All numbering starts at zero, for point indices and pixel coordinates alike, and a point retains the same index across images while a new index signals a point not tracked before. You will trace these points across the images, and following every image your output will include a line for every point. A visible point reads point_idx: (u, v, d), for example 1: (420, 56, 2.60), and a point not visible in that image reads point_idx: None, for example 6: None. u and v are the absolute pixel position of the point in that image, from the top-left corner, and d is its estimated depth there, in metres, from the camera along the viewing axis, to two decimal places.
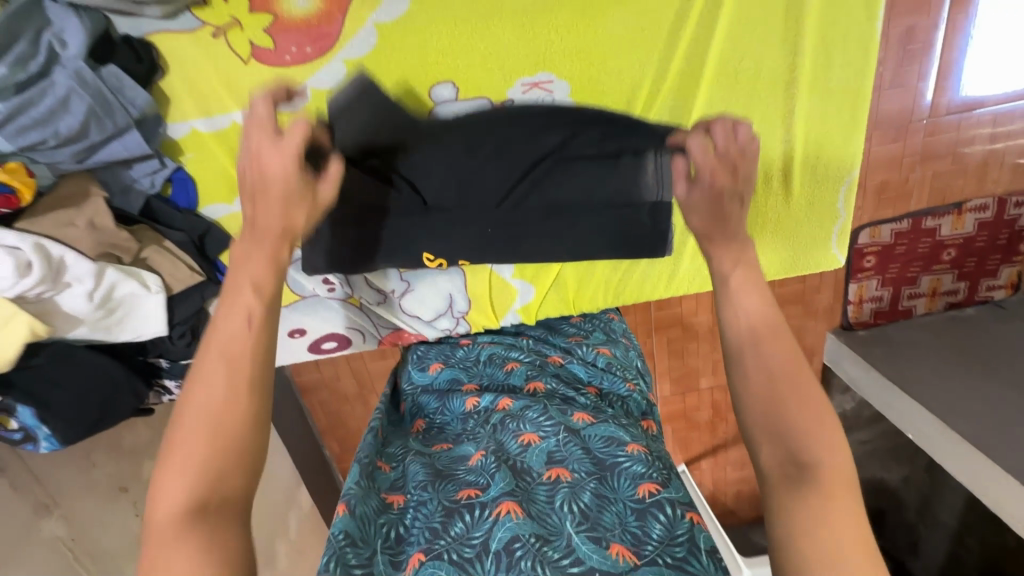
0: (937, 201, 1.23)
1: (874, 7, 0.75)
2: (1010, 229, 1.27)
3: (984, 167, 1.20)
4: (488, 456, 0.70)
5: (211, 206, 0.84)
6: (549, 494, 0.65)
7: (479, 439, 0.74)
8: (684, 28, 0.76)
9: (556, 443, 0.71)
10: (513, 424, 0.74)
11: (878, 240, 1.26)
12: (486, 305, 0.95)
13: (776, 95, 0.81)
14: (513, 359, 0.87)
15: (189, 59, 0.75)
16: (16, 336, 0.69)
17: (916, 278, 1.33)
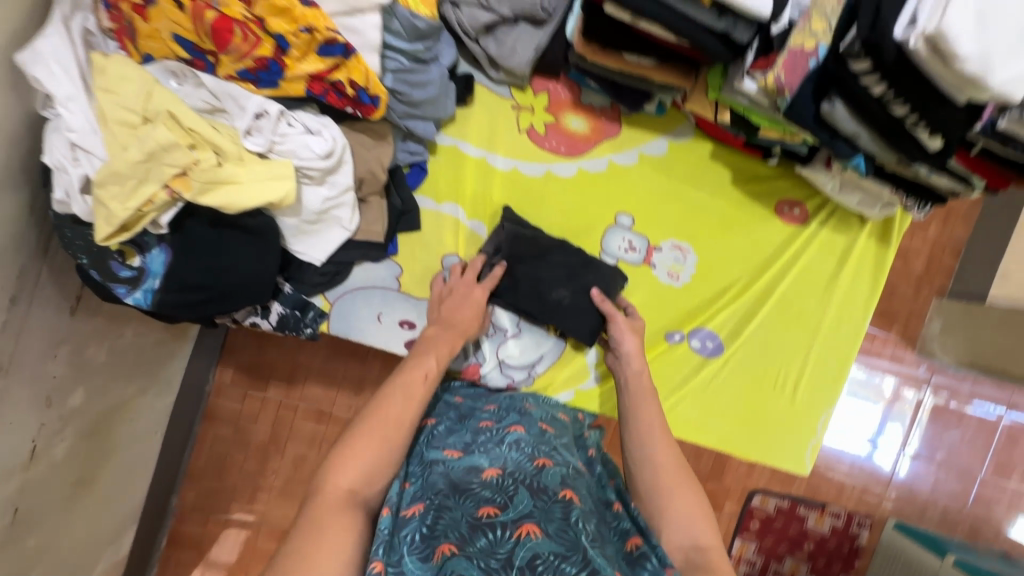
0: (810, 495, 1.62)
1: (869, 311, 1.21)
2: (851, 543, 1.64)
3: (842, 488, 1.63)
4: (506, 475, 0.74)
5: (423, 196, 1.03)
6: (564, 510, 0.70)
7: (493, 457, 0.79)
8: (772, 265, 1.18)
9: (565, 474, 0.79)
10: (527, 448, 0.83)
11: (764, 507, 1.59)
12: (561, 374, 1.13)
13: (803, 330, 1.21)
14: (529, 400, 1.04)
15: (489, 109, 1.03)
16: (268, 193, 0.79)
17: (783, 556, 1.63)
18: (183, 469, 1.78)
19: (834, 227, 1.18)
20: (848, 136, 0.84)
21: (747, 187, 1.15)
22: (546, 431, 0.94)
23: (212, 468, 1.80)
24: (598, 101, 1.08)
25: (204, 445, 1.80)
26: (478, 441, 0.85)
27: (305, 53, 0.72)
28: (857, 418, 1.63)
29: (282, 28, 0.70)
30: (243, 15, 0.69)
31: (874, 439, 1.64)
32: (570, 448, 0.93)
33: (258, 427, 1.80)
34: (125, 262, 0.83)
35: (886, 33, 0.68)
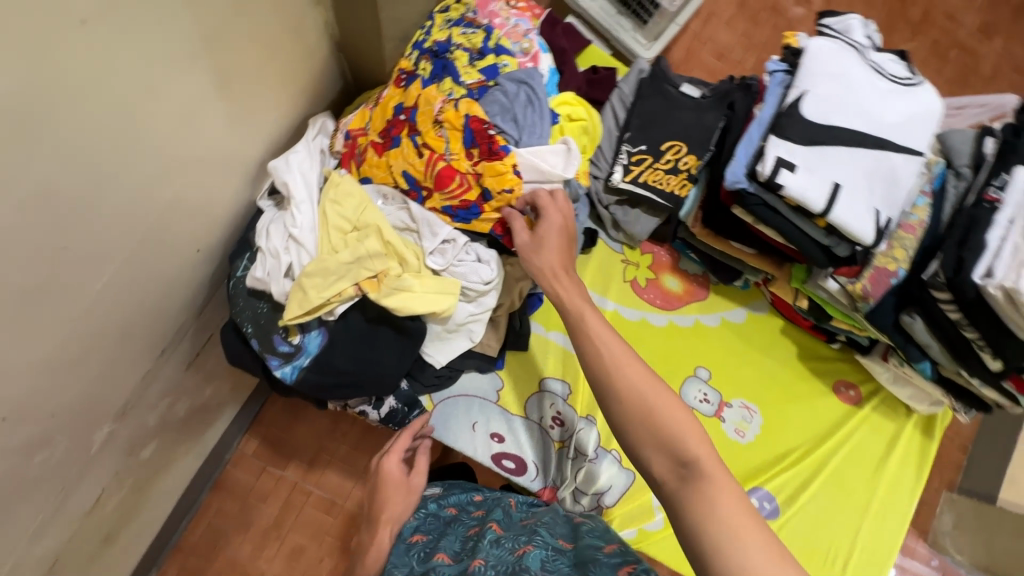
0: None
1: (914, 499, 1.27)
2: None
3: None
4: (484, 567, 0.72)
5: (535, 322, 1.16)
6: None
7: (475, 553, 0.77)
8: (830, 437, 1.26)
9: (546, 556, 0.74)
10: (508, 543, 0.79)
11: None
12: (626, 512, 1.15)
13: (855, 510, 1.25)
14: (512, 502, 0.98)
15: (602, 259, 1.21)
16: (435, 305, 0.90)
17: None
18: (174, 538, 1.58)
19: (884, 412, 1.30)
20: (921, 344, 0.99)
21: (809, 362, 1.29)
22: (532, 519, 0.88)
23: (205, 545, 1.60)
24: (692, 268, 1.25)
25: (205, 516, 1.63)
26: (465, 542, 0.83)
27: (492, 201, 0.89)
28: None
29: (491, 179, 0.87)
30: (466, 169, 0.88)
31: None
32: (555, 526, 0.86)
33: (265, 507, 1.64)
34: (286, 339, 0.92)
35: (966, 277, 0.86)
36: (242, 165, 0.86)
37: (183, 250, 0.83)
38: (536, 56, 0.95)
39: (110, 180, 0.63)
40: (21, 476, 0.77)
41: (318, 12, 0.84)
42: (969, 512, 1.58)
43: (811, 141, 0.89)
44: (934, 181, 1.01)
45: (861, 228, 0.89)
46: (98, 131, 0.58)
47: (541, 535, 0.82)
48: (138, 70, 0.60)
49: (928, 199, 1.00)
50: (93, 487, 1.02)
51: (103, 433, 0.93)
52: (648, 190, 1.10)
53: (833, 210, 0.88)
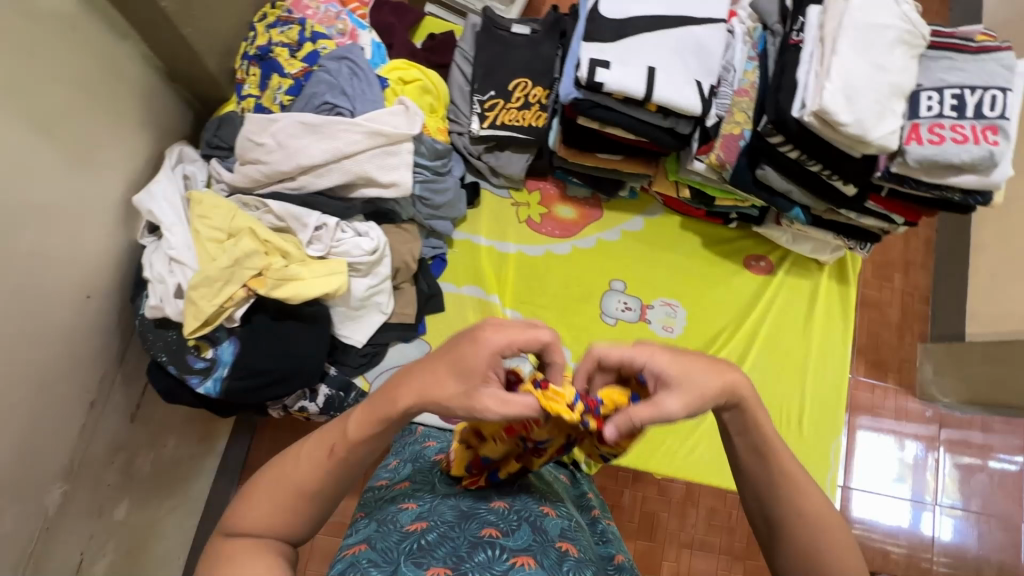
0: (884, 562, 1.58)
1: (847, 343, 1.36)
2: None
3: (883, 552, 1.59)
4: (511, 509, 0.76)
5: (446, 283, 1.21)
6: (558, 559, 0.69)
7: (503, 490, 0.82)
8: (753, 310, 1.34)
9: (570, 525, 0.78)
10: (536, 491, 0.84)
11: None
12: None
13: (795, 369, 1.33)
14: None
15: (493, 208, 1.27)
16: (328, 285, 0.95)
17: None
18: None
19: (797, 274, 1.37)
20: (783, 193, 1.06)
21: (714, 246, 1.36)
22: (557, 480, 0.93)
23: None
24: (581, 193, 1.31)
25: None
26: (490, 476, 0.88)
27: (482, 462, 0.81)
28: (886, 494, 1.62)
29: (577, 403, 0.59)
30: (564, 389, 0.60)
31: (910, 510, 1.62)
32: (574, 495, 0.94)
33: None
34: (200, 355, 0.96)
35: (787, 114, 0.93)
36: (107, 206, 0.91)
37: (70, 298, 0.87)
38: (355, 33, 1.02)
39: None
40: None
41: (130, 44, 0.89)
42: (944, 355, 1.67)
43: (617, 37, 0.96)
44: (756, 46, 1.08)
45: (686, 100, 0.96)
46: None
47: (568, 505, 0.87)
48: None
49: (755, 62, 1.07)
50: (69, 555, 1.04)
51: (56, 495, 0.97)
52: (508, 129, 1.16)
53: (654, 91, 0.95)
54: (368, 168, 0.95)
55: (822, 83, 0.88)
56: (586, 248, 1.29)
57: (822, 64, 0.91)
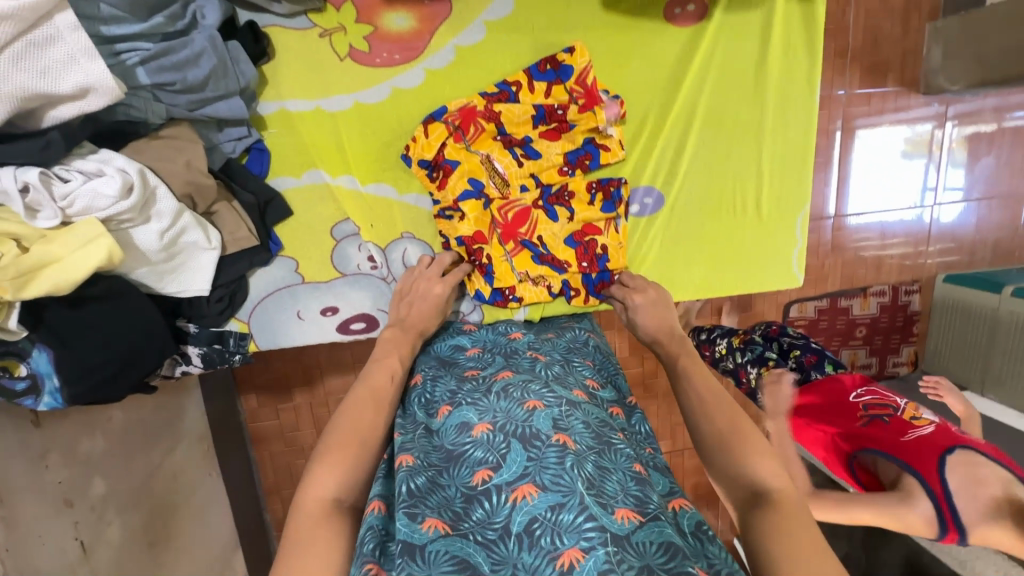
0: (848, 284, 1.69)
1: (814, 84, 1.04)
2: (903, 313, 1.73)
3: (879, 263, 1.68)
4: (494, 430, 0.69)
5: (279, 177, 0.93)
6: (559, 456, 0.64)
7: (482, 409, 0.73)
8: (683, 83, 1.01)
9: (559, 411, 0.70)
10: (516, 392, 0.74)
11: (805, 314, 1.70)
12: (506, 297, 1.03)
13: (747, 138, 1.06)
14: (516, 329, 0.95)
15: (296, 49, 0.89)
16: (93, 256, 0.71)
17: (838, 351, 1.73)
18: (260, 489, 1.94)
19: (742, 7, 0.99)
20: None
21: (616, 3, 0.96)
22: (539, 363, 0.83)
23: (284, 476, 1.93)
24: None
25: (266, 462, 1.95)
26: (465, 390, 0.78)
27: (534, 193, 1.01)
28: (892, 189, 1.63)
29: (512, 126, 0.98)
30: (463, 149, 0.96)
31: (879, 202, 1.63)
32: (565, 375, 0.82)
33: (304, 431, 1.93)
34: (15, 374, 0.80)
35: None
36: None
37: None
38: None
39: None
40: None
41: None
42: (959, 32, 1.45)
43: None
44: None
45: None
46: None
47: (556, 385, 0.78)
48: None
49: None
50: (63, 551, 1.11)
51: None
52: None
53: None
54: (27, 85, 0.60)
55: None
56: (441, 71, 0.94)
57: None
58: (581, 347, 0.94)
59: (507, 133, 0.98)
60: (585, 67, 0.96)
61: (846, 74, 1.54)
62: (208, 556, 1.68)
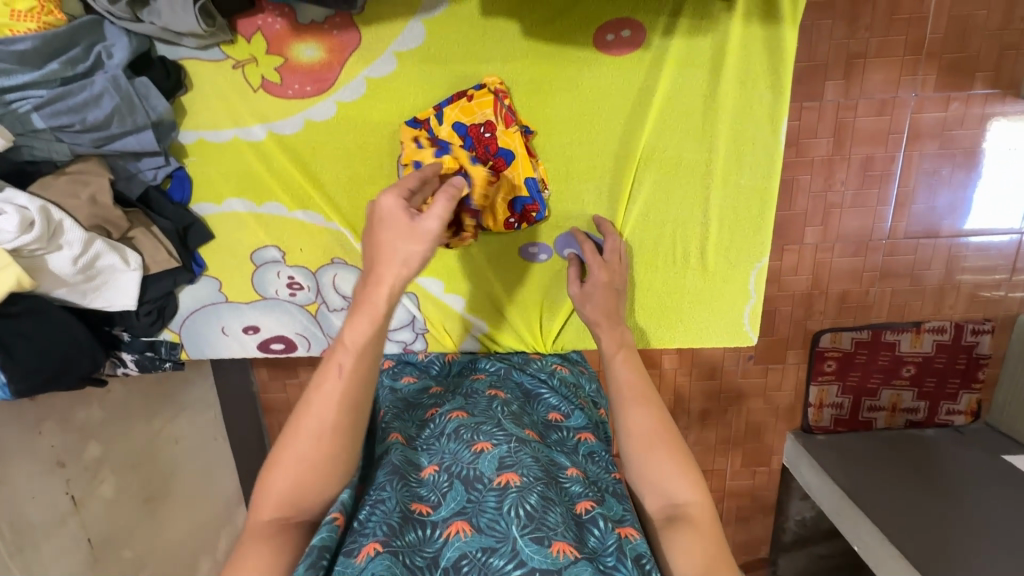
0: (897, 316, 1.33)
1: (777, 122, 0.89)
2: (968, 355, 1.33)
3: (941, 292, 1.31)
4: (442, 474, 0.77)
5: (201, 204, 0.98)
6: (499, 499, 0.71)
7: (433, 453, 0.81)
8: (616, 118, 0.91)
9: (507, 450, 0.78)
10: (467, 432, 0.81)
11: (838, 346, 1.34)
12: (441, 331, 1.06)
13: (693, 182, 0.94)
14: (480, 371, 0.99)
15: (210, 81, 0.91)
16: (4, 283, 0.78)
17: (877, 391, 1.38)
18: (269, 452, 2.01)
19: (688, 31, 0.86)
20: None
21: (542, 30, 0.87)
22: (496, 401, 0.88)
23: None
24: (319, 11, 0.87)
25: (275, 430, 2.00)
26: (422, 434, 0.85)
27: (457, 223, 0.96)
28: (983, 198, 1.24)
29: (455, 170, 0.91)
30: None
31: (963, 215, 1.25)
32: (522, 414, 0.88)
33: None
34: None
35: None
36: None
37: None
38: None
39: None
40: None
41: None
42: None
43: None
44: None
45: None
46: None
47: (508, 421, 0.84)
48: None
49: None
50: (54, 505, 1.31)
51: None
52: None
53: None
54: None
55: None
56: (355, 104, 0.92)
57: None
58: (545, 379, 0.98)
59: (447, 177, 0.91)
60: (500, 95, 0.90)
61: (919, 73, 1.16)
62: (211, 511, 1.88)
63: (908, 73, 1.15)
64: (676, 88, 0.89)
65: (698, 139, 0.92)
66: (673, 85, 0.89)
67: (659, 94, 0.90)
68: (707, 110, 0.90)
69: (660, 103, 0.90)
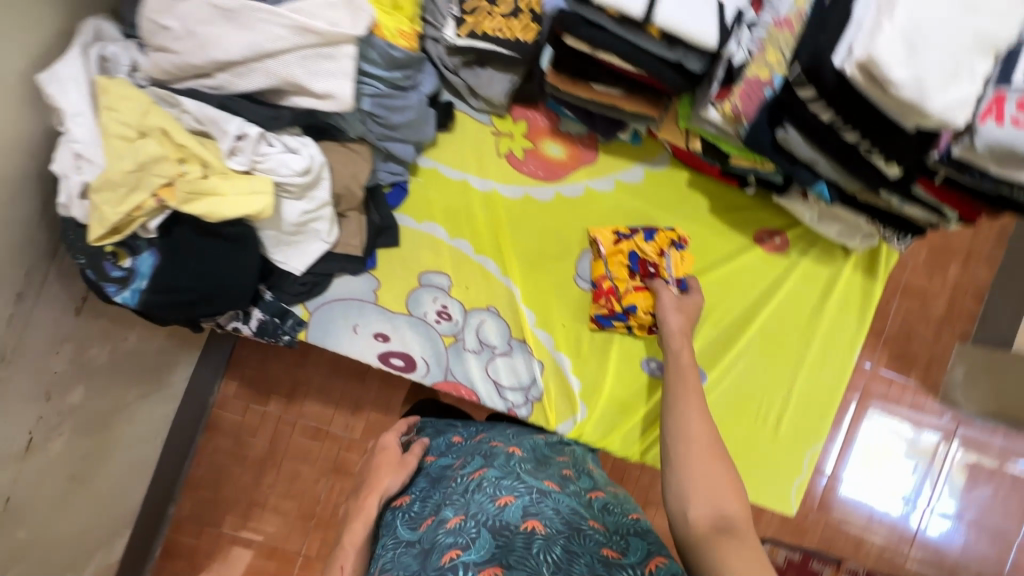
0: (824, 546, 1.53)
1: (855, 346, 1.18)
2: None
3: (859, 541, 1.53)
4: (468, 520, 0.75)
5: (404, 215, 1.08)
6: (524, 543, 0.70)
7: (458, 505, 0.79)
8: (752, 293, 1.17)
9: (529, 500, 0.77)
10: (489, 487, 0.80)
11: None
12: (548, 405, 1.12)
13: (788, 362, 1.18)
14: (498, 440, 0.99)
15: (471, 133, 1.10)
16: (246, 206, 0.84)
17: None
18: (181, 477, 1.81)
19: (816, 257, 1.17)
20: (806, 163, 0.85)
21: (722, 213, 1.16)
22: (513, 458, 0.90)
23: (210, 479, 1.82)
24: (576, 127, 1.12)
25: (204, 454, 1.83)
26: (448, 495, 0.85)
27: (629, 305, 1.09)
28: (883, 474, 1.54)
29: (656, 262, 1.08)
30: (625, 286, 1.09)
31: (862, 480, 1.54)
32: (538, 469, 0.88)
33: (256, 441, 1.81)
34: (118, 263, 0.90)
35: (825, 61, 0.70)
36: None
37: None
38: None
39: None
40: None
41: None
42: (980, 362, 1.48)
43: None
44: None
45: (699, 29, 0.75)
46: None
47: (525, 477, 0.84)
48: None
49: None
50: (12, 440, 1.10)
51: None
52: (488, 41, 0.95)
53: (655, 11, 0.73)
54: (296, 77, 0.79)
55: (877, 22, 0.64)
56: (568, 200, 1.13)
57: None
58: (559, 448, 1.03)
59: (639, 260, 1.09)
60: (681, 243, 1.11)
61: (876, 349, 1.55)
62: (106, 522, 1.54)
63: (868, 348, 1.55)
64: (798, 290, 1.18)
65: (801, 334, 1.18)
66: (797, 288, 1.18)
67: (784, 289, 1.18)
68: (812, 315, 1.18)
69: (785, 294, 1.18)
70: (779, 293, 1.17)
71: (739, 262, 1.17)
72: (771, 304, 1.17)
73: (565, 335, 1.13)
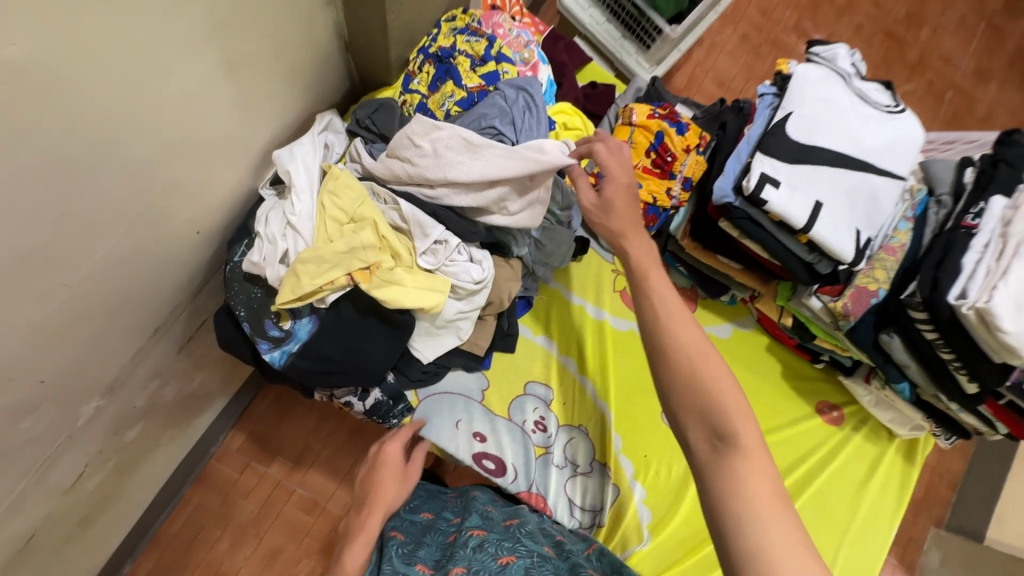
0: None
1: (894, 525, 1.26)
2: None
3: None
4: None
5: (525, 326, 1.21)
6: None
7: (459, 557, 0.80)
8: (809, 457, 1.27)
9: (532, 564, 0.80)
10: (491, 547, 0.83)
11: None
12: (613, 529, 1.13)
13: (833, 529, 1.25)
14: (495, 505, 1.03)
15: (594, 268, 1.26)
16: (424, 300, 0.92)
17: None
18: (153, 529, 1.56)
19: (864, 435, 1.30)
20: (899, 364, 1.02)
21: (789, 379, 1.32)
22: (511, 525, 0.94)
23: (182, 540, 1.57)
24: (681, 282, 1.30)
25: (184, 509, 1.60)
26: (447, 548, 0.86)
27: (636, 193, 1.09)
28: None
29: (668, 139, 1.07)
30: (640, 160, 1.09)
31: None
32: (534, 535, 0.94)
33: (246, 503, 1.61)
34: (278, 324, 0.94)
35: (941, 298, 0.88)
36: (248, 150, 0.90)
37: (182, 232, 0.87)
38: (536, 66, 1.02)
39: (111, 146, 0.66)
40: (6, 438, 0.77)
41: (328, 14, 0.89)
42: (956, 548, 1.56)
43: (795, 160, 0.92)
44: (915, 208, 1.04)
45: (840, 245, 0.92)
46: (111, 103, 0.63)
47: (525, 543, 0.88)
48: (150, 52, 0.64)
49: (910, 224, 1.02)
50: (67, 474, 1.02)
51: (91, 407, 0.94)
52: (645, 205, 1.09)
53: (813, 226, 0.91)
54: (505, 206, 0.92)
55: (991, 282, 0.85)
56: None
57: (994, 262, 0.88)
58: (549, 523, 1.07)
59: (662, 144, 1.08)
60: None
61: None
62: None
63: None
64: (847, 462, 1.29)
65: (846, 504, 1.26)
66: (847, 460, 1.29)
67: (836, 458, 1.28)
68: (857, 488, 1.28)
69: (836, 462, 1.28)
70: (830, 463, 1.28)
71: (800, 426, 1.29)
72: (823, 470, 1.27)
73: (646, 466, 1.17)
